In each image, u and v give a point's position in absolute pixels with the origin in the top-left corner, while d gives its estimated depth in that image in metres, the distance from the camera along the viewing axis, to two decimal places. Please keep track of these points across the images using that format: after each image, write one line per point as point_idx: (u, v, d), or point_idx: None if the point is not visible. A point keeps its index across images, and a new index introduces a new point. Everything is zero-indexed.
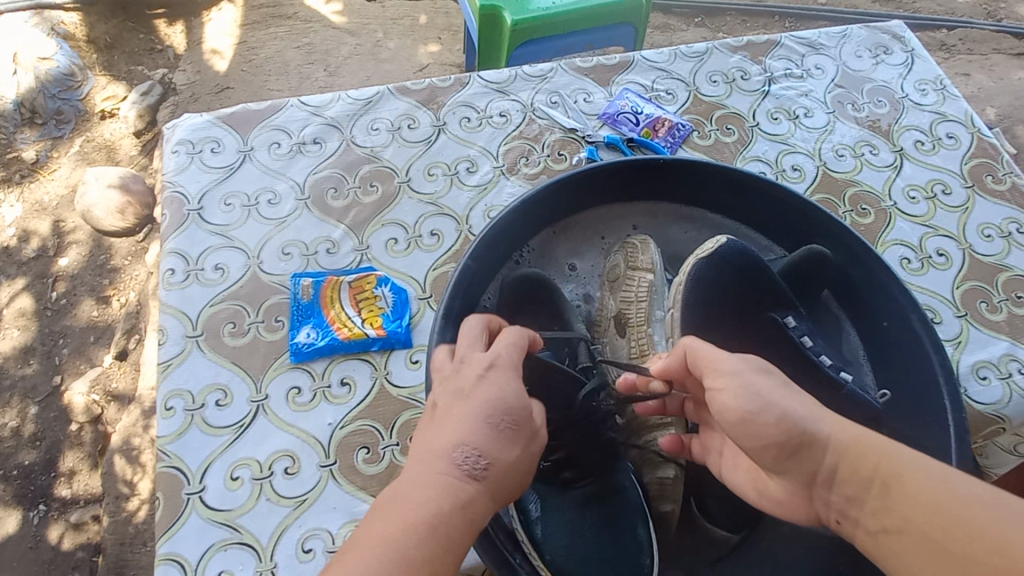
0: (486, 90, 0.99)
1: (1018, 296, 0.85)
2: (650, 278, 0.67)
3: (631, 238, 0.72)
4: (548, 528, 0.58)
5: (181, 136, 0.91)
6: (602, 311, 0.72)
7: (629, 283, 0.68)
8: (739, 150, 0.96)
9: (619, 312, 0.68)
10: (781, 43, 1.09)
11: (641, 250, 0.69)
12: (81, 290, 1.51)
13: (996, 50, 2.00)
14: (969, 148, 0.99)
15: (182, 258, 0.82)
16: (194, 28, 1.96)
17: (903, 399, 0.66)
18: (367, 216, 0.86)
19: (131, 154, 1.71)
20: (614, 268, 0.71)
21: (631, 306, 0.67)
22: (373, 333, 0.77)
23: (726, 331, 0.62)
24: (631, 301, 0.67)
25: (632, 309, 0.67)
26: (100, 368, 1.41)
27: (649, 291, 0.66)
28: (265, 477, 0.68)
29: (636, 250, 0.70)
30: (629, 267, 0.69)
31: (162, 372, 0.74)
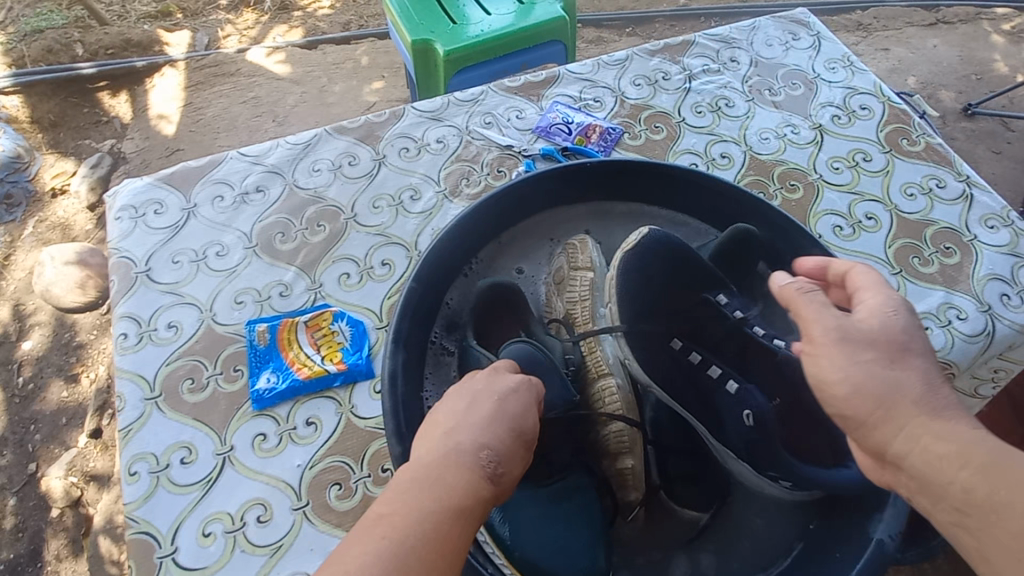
0: (420, 120, 1.02)
1: (946, 248, 0.90)
2: (591, 276, 0.69)
3: (571, 239, 0.74)
4: (514, 523, 0.57)
5: (123, 202, 0.92)
6: (551, 314, 0.74)
7: (572, 283, 0.70)
8: (670, 145, 1.00)
9: (567, 313, 0.71)
10: (696, 42, 1.15)
11: (580, 249, 0.72)
12: (47, 371, 1.47)
13: (909, 23, 2.13)
14: (882, 116, 1.05)
15: (134, 321, 0.81)
16: (138, 95, 1.98)
17: None
18: (317, 255, 0.88)
19: (87, 228, 1.71)
20: (558, 270, 0.73)
21: (576, 306, 0.70)
22: (334, 369, 0.77)
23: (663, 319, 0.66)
24: (576, 302, 0.70)
25: (578, 308, 0.69)
26: (75, 449, 1.37)
27: (591, 289, 0.69)
28: (239, 529, 0.67)
29: (575, 249, 0.72)
30: (571, 267, 0.71)
31: (123, 438, 0.73)
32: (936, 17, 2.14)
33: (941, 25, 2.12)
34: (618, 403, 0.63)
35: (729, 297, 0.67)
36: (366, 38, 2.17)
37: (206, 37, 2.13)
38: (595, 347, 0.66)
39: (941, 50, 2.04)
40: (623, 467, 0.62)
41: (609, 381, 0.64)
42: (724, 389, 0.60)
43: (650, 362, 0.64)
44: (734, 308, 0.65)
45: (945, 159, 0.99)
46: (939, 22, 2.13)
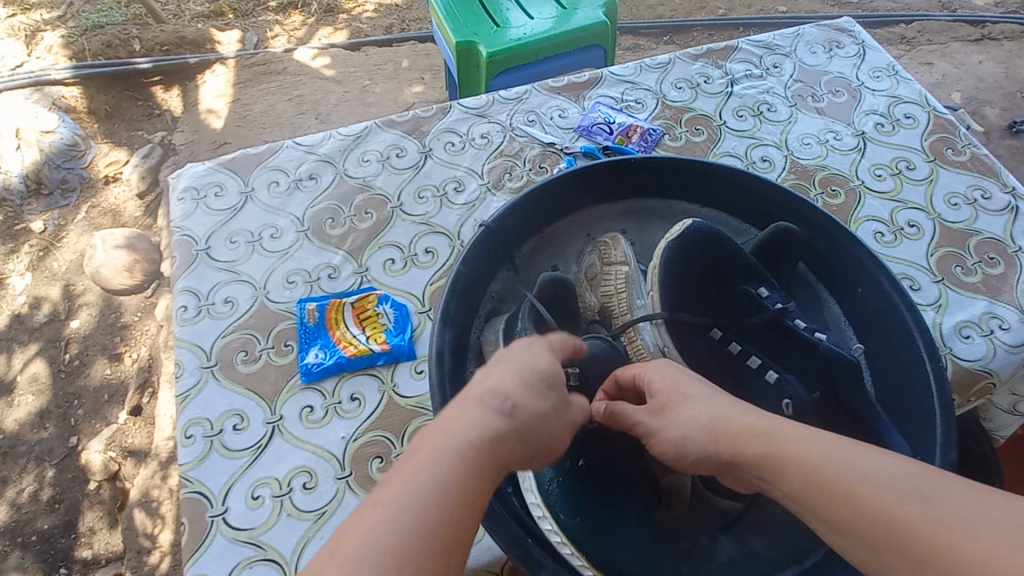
0: (466, 116, 1.05)
1: (990, 258, 0.89)
2: (626, 270, 0.72)
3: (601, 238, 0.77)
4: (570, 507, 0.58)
5: (186, 184, 0.97)
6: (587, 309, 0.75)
7: (607, 277, 0.73)
8: (710, 148, 1.01)
9: (603, 305, 0.74)
10: (739, 48, 1.16)
11: (613, 246, 0.75)
12: (94, 348, 1.55)
13: (954, 38, 2.10)
14: (927, 126, 1.04)
15: (193, 295, 0.86)
16: (189, 91, 2.07)
17: (878, 350, 0.71)
18: (363, 241, 0.91)
19: (135, 215, 1.79)
20: (590, 266, 0.76)
21: (613, 299, 0.72)
22: (378, 348, 0.80)
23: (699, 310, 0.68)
24: (611, 294, 0.72)
25: (614, 301, 0.72)
26: (115, 425, 1.44)
27: (626, 282, 0.72)
28: (285, 494, 0.71)
29: (608, 246, 0.75)
30: (604, 263, 0.74)
31: (181, 404, 0.77)
32: (983, 33, 2.11)
33: (987, 41, 2.08)
34: None
35: (770, 291, 0.70)
36: (407, 41, 2.24)
37: (256, 37, 2.23)
38: (635, 337, 0.68)
39: (987, 66, 2.00)
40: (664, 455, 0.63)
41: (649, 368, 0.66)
42: (764, 378, 0.65)
43: (689, 351, 0.65)
44: (776, 301, 0.69)
45: (992, 170, 0.98)
46: (985, 37, 2.09)
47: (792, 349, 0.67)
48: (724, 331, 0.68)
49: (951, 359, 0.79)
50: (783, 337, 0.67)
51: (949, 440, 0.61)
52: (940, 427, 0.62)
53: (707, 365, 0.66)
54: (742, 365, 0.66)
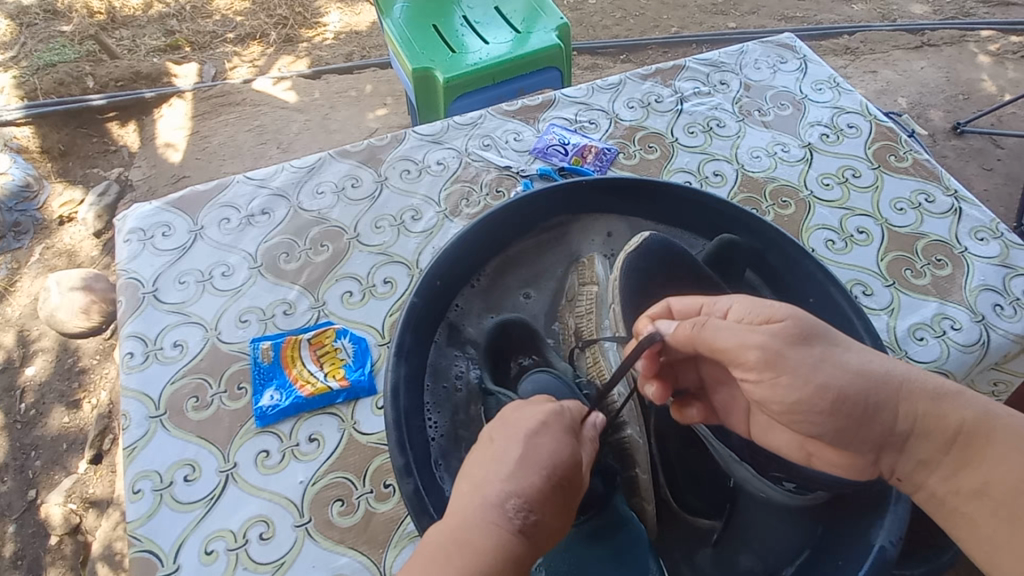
0: (421, 143, 1.05)
1: (938, 260, 0.91)
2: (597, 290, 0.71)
3: (581, 259, 0.78)
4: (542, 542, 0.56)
5: (132, 225, 0.94)
6: (563, 331, 0.76)
7: (580, 298, 0.73)
8: (664, 164, 1.03)
9: (576, 328, 0.73)
10: (687, 66, 1.19)
11: (588, 267, 0.75)
12: (50, 396, 1.48)
13: (895, 46, 2.20)
14: (870, 134, 1.08)
15: (140, 340, 0.83)
16: (147, 125, 2.03)
17: None
18: (320, 274, 0.89)
19: (93, 254, 1.73)
20: (569, 287, 0.77)
21: (584, 320, 0.72)
22: (337, 385, 0.78)
23: None
24: (584, 315, 0.72)
25: (586, 322, 0.71)
26: (75, 475, 1.37)
27: (596, 303, 0.70)
28: (241, 546, 0.67)
29: (584, 266, 0.76)
30: (580, 283, 0.75)
31: (128, 457, 0.74)
32: (922, 40, 2.21)
33: (926, 48, 2.19)
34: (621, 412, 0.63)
35: None
36: (368, 67, 2.24)
37: (214, 68, 2.21)
38: (599, 358, 0.68)
39: (928, 72, 2.10)
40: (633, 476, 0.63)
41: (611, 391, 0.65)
42: None
43: None
44: None
45: (933, 174, 1.02)
46: (924, 45, 2.20)
47: None
48: None
49: (907, 362, 0.81)
50: None
51: None
52: None
53: None
54: None
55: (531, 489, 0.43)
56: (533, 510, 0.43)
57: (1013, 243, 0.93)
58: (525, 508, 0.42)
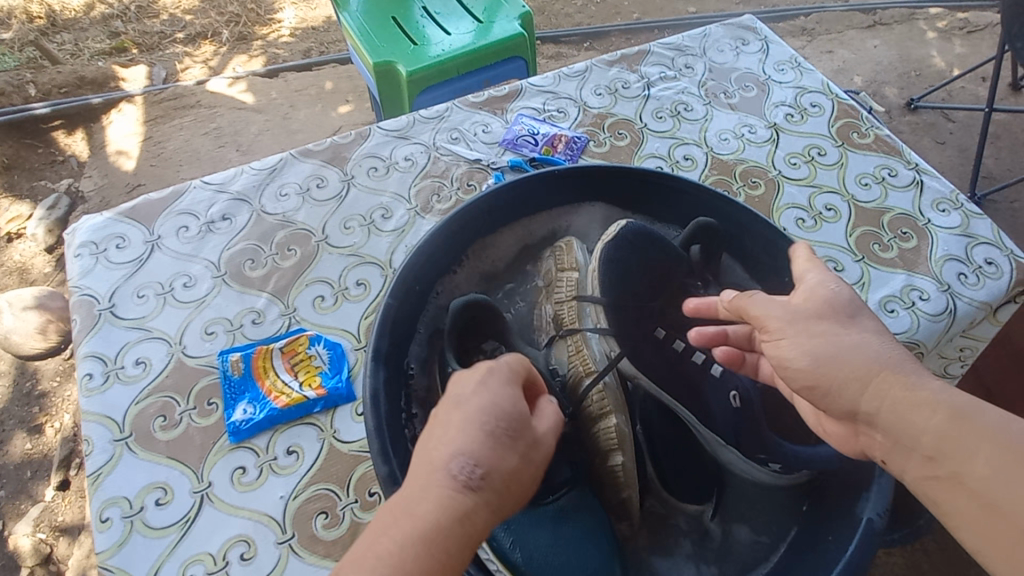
0: (388, 139, 1.02)
1: (904, 233, 0.93)
2: (577, 276, 0.71)
3: (559, 243, 0.77)
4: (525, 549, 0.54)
5: (83, 239, 0.89)
6: (541, 317, 0.75)
7: (559, 284, 0.72)
8: (635, 150, 1.02)
9: (555, 315, 0.71)
10: (652, 51, 1.18)
11: (567, 251, 0.74)
12: (9, 423, 1.40)
13: (849, 26, 2.24)
14: (833, 112, 1.10)
15: (99, 360, 0.78)
16: (95, 133, 1.92)
17: None
18: (289, 280, 0.86)
19: (46, 271, 1.64)
20: (547, 273, 0.75)
21: (564, 307, 0.70)
22: (313, 394, 0.75)
23: (637, 308, 0.67)
24: (562, 304, 0.70)
25: (565, 310, 0.70)
26: (42, 504, 1.30)
27: (576, 289, 0.70)
28: (221, 569, 0.64)
29: (562, 252, 0.74)
30: (558, 269, 0.73)
31: (92, 484, 0.69)
32: (874, 20, 2.26)
33: (878, 27, 2.24)
34: (607, 402, 0.63)
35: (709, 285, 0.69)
36: (327, 63, 2.17)
37: (164, 71, 2.11)
38: (583, 346, 0.67)
39: (881, 50, 2.15)
40: (614, 465, 0.61)
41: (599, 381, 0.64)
42: (710, 372, 0.64)
43: (635, 356, 0.66)
44: None
45: (894, 149, 1.04)
46: (876, 24, 2.25)
47: None
48: (668, 331, 0.68)
49: None
50: None
51: None
52: None
53: (652, 365, 0.66)
54: (688, 363, 0.65)
55: (474, 444, 0.40)
56: (480, 464, 0.40)
57: (973, 212, 0.96)
58: (471, 464, 0.40)
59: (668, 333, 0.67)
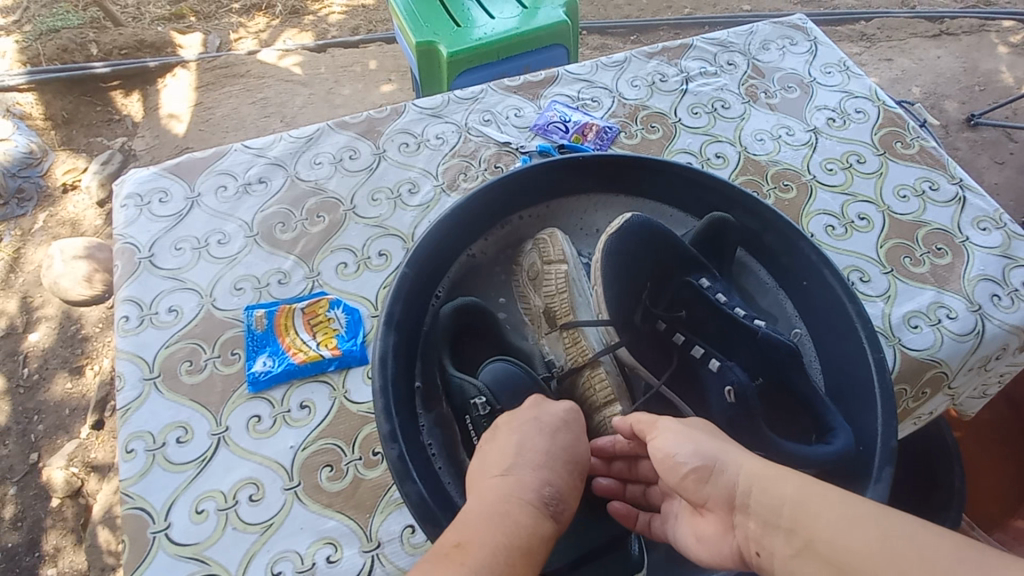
0: (421, 116, 1.04)
1: (938, 249, 0.90)
2: (565, 269, 0.71)
3: (540, 235, 0.75)
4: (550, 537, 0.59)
5: (130, 190, 0.94)
6: (530, 311, 0.75)
7: (548, 276, 0.71)
8: (666, 145, 1.02)
9: (546, 307, 0.71)
10: (694, 46, 1.17)
11: (551, 244, 0.73)
12: (53, 362, 1.50)
13: (913, 34, 2.14)
14: (877, 120, 1.06)
15: (136, 304, 0.83)
16: (150, 95, 2.02)
17: (818, 335, 0.72)
18: (315, 245, 0.89)
19: (96, 224, 1.74)
20: (530, 266, 0.74)
21: (555, 299, 0.70)
22: (329, 354, 0.79)
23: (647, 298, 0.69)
24: (553, 295, 0.70)
25: (557, 301, 0.70)
26: (77, 440, 1.39)
27: (567, 282, 0.70)
28: (230, 507, 0.68)
29: (546, 244, 0.73)
30: (543, 261, 0.72)
31: (121, 417, 0.75)
32: (940, 28, 2.16)
33: (944, 36, 2.13)
34: (608, 389, 0.64)
35: (712, 281, 0.70)
36: (373, 42, 2.21)
37: (218, 39, 2.18)
38: (579, 338, 0.67)
39: (945, 61, 2.05)
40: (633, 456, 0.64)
41: (598, 368, 0.66)
42: (708, 367, 0.65)
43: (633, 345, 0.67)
44: (717, 292, 0.68)
45: (939, 162, 1.01)
46: (943, 33, 2.14)
47: (737, 338, 0.65)
48: (672, 324, 0.69)
49: (900, 349, 0.80)
50: (725, 330, 0.66)
51: (888, 430, 0.61)
52: (882, 417, 0.62)
53: (649, 353, 0.68)
54: (687, 355, 0.66)
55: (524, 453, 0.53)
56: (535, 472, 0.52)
57: (1015, 233, 0.92)
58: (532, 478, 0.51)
59: (669, 326, 0.68)
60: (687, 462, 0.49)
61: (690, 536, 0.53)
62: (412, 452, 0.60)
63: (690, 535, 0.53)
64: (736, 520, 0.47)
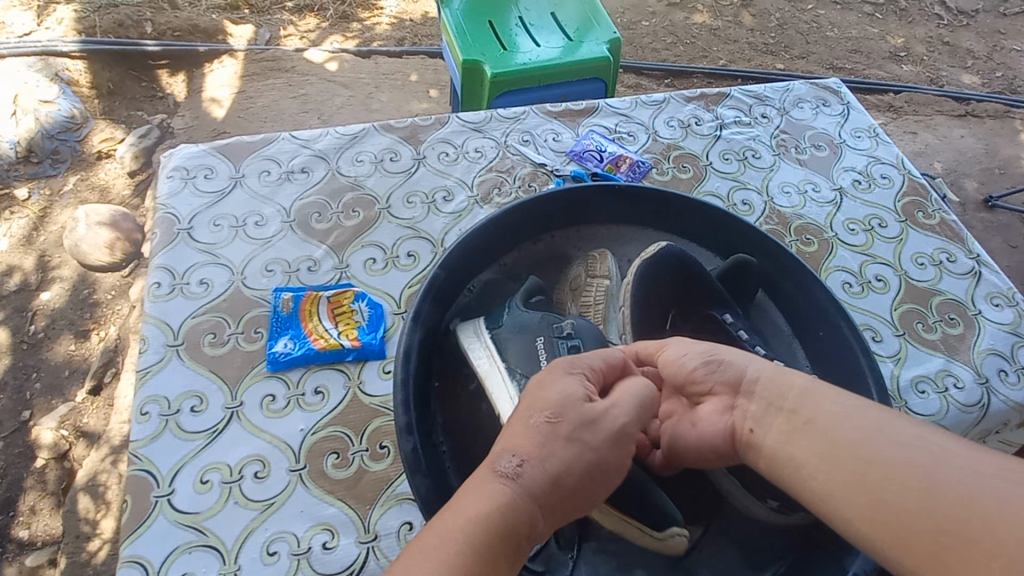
0: (463, 129, 1.08)
1: (951, 318, 0.92)
2: (607, 285, 0.72)
3: (591, 252, 0.78)
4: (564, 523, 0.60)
5: (177, 163, 0.98)
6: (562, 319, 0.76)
7: (589, 289, 0.73)
8: (694, 186, 1.05)
9: (580, 318, 0.73)
10: (731, 95, 1.21)
11: (600, 260, 0.75)
12: (61, 323, 1.52)
13: (940, 111, 2.20)
14: (902, 187, 1.09)
15: (168, 272, 0.86)
16: (195, 78, 2.08)
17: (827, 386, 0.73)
18: (347, 238, 0.92)
19: (123, 194, 1.78)
20: (574, 277, 0.76)
21: (591, 310, 0.72)
22: (349, 344, 0.81)
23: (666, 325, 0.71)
24: (590, 306, 0.72)
25: (591, 313, 0.72)
26: (71, 403, 1.40)
27: (606, 296, 0.72)
28: (234, 481, 0.69)
29: (596, 260, 0.75)
30: (589, 275, 0.74)
31: (140, 379, 0.76)
32: (967, 109, 2.21)
33: (969, 117, 2.19)
34: None
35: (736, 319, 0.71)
36: (416, 54, 2.28)
37: (269, 33, 2.26)
38: None
39: (968, 141, 2.10)
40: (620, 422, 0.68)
41: None
42: None
43: None
44: (739, 328, 0.70)
45: (957, 236, 1.03)
46: (969, 114, 2.20)
47: None
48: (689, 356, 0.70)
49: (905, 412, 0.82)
50: None
51: None
52: None
53: None
54: None
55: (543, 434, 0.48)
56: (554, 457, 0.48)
57: None
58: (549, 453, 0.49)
59: None
60: (696, 360, 0.56)
61: (688, 425, 0.56)
62: (425, 448, 0.61)
63: (688, 424, 0.56)
64: (738, 401, 0.54)
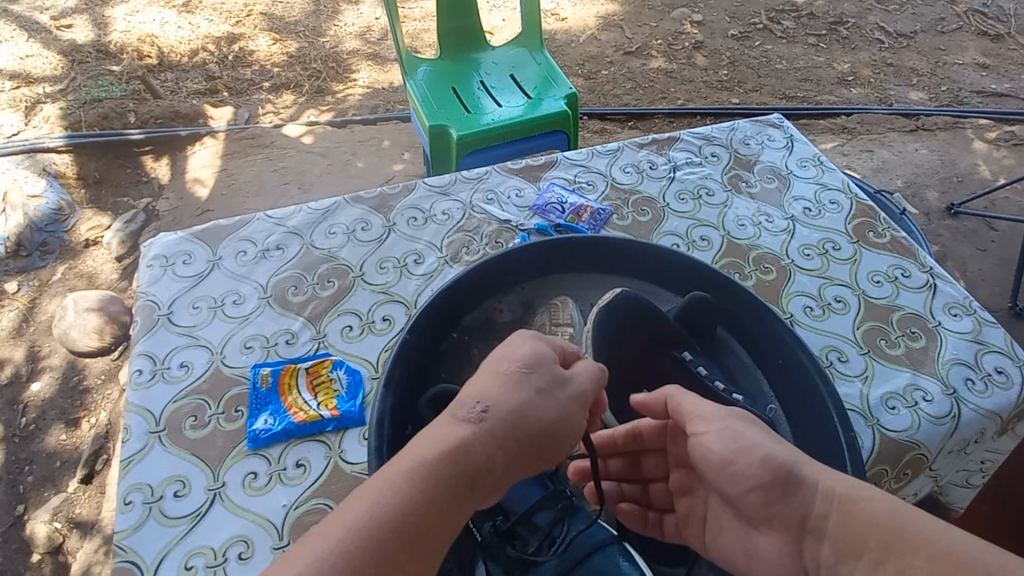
0: (430, 193, 1.13)
1: (912, 332, 0.95)
2: (571, 330, 0.80)
3: (553, 300, 0.85)
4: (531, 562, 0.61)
5: (156, 252, 1.02)
6: None
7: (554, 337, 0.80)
8: (654, 227, 1.10)
9: None
10: (681, 139, 1.28)
11: (561, 309, 0.82)
12: (51, 413, 1.51)
13: (891, 129, 2.32)
14: (851, 210, 1.15)
15: (149, 359, 0.88)
16: (178, 160, 2.16)
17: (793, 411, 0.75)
18: (323, 308, 0.95)
19: (111, 278, 1.82)
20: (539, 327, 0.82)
21: None
22: (328, 414, 0.82)
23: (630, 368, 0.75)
24: None
25: None
26: (63, 494, 1.38)
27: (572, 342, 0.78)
28: (219, 564, 0.69)
29: (557, 308, 0.82)
30: (553, 323, 0.81)
31: (123, 469, 0.77)
32: (917, 124, 2.33)
33: (920, 132, 2.30)
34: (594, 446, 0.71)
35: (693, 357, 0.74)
36: (390, 120, 2.40)
37: (248, 113, 2.37)
38: None
39: (923, 154, 2.20)
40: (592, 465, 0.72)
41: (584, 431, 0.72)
42: None
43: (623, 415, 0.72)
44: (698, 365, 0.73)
45: (909, 251, 1.08)
46: (919, 128, 2.32)
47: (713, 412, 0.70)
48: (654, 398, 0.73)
49: (879, 429, 0.83)
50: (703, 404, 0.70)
51: None
52: None
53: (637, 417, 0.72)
54: None
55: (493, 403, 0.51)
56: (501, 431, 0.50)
57: (985, 320, 0.97)
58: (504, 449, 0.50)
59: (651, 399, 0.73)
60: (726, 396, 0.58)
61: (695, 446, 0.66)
62: None
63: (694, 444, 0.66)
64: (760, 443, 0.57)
